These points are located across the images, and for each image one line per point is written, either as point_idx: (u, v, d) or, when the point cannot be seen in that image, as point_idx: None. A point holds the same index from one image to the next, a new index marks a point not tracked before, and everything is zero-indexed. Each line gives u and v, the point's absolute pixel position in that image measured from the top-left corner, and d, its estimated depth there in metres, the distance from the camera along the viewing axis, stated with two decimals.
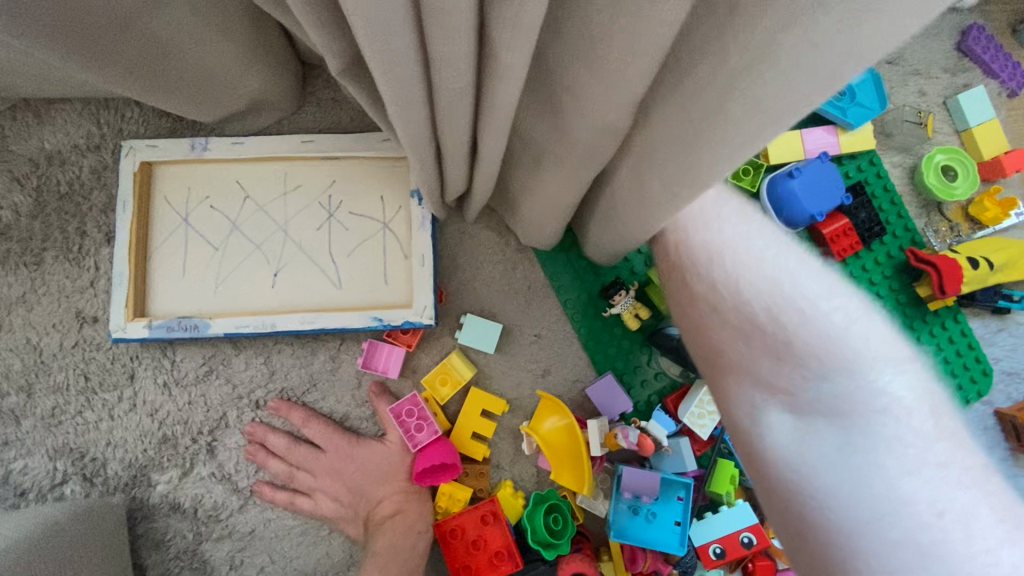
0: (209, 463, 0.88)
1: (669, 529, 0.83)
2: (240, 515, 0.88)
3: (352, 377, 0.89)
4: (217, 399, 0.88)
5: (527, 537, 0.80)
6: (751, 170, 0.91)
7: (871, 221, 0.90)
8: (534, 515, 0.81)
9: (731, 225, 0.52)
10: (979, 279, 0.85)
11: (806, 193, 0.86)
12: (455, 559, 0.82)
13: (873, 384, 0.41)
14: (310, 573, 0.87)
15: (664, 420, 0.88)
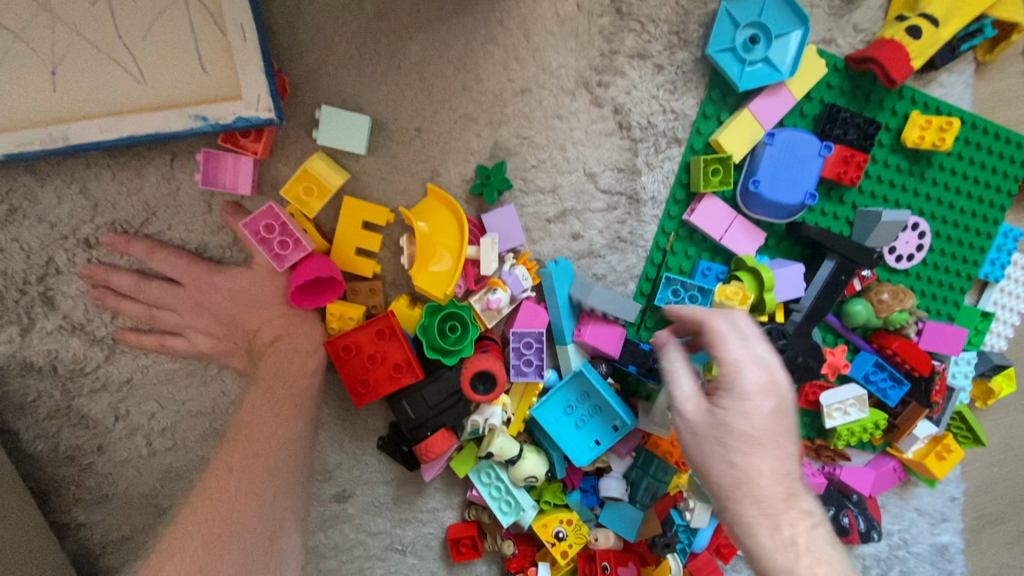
0: (52, 315, 0.75)
1: (586, 445, 0.83)
2: (109, 366, 0.78)
3: (199, 200, 0.74)
4: (35, 242, 0.72)
5: (423, 348, 0.75)
6: (720, 168, 0.80)
7: (861, 138, 0.84)
8: (427, 329, 0.75)
9: (762, 450, 0.57)
10: (931, 41, 0.79)
11: (776, 174, 0.78)
12: (352, 374, 0.75)
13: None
14: (206, 412, 0.82)
15: (562, 273, 0.82)
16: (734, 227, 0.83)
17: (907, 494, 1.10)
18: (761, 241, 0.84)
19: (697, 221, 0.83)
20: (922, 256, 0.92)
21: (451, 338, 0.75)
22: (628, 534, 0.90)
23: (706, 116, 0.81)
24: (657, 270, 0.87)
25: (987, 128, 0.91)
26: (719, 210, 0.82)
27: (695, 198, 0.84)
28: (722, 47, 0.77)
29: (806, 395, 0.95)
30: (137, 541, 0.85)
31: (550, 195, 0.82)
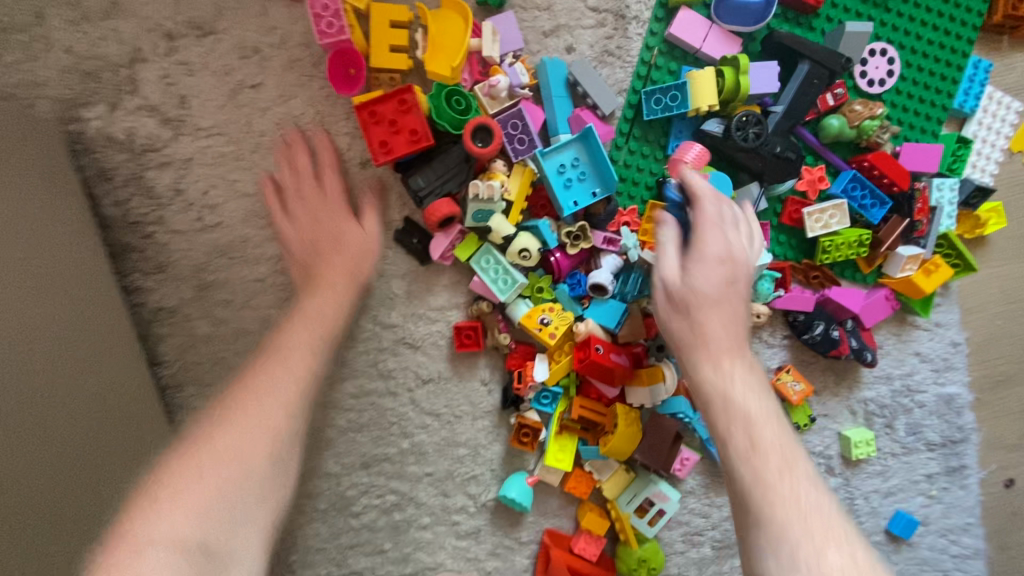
0: (134, 96, 0.92)
1: (569, 198, 0.93)
2: (175, 145, 0.94)
3: (257, 4, 0.91)
4: (128, 34, 0.91)
5: (433, 118, 0.89)
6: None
7: None
8: (437, 108, 0.89)
9: (760, 425, 0.74)
10: None
11: None
12: (374, 139, 0.89)
13: (775, 439, 0.74)
14: (251, 195, 0.96)
15: (557, 71, 0.94)
16: (710, 36, 0.94)
17: (905, 337, 1.12)
18: (738, 48, 0.95)
19: (677, 32, 0.94)
20: (893, 80, 0.99)
21: (461, 112, 0.89)
22: (614, 325, 0.97)
23: None
24: (643, 85, 0.98)
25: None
26: (695, 21, 0.94)
27: (672, 16, 0.96)
28: None
29: (789, 212, 1.01)
30: (184, 311, 0.98)
31: (546, 12, 0.96)
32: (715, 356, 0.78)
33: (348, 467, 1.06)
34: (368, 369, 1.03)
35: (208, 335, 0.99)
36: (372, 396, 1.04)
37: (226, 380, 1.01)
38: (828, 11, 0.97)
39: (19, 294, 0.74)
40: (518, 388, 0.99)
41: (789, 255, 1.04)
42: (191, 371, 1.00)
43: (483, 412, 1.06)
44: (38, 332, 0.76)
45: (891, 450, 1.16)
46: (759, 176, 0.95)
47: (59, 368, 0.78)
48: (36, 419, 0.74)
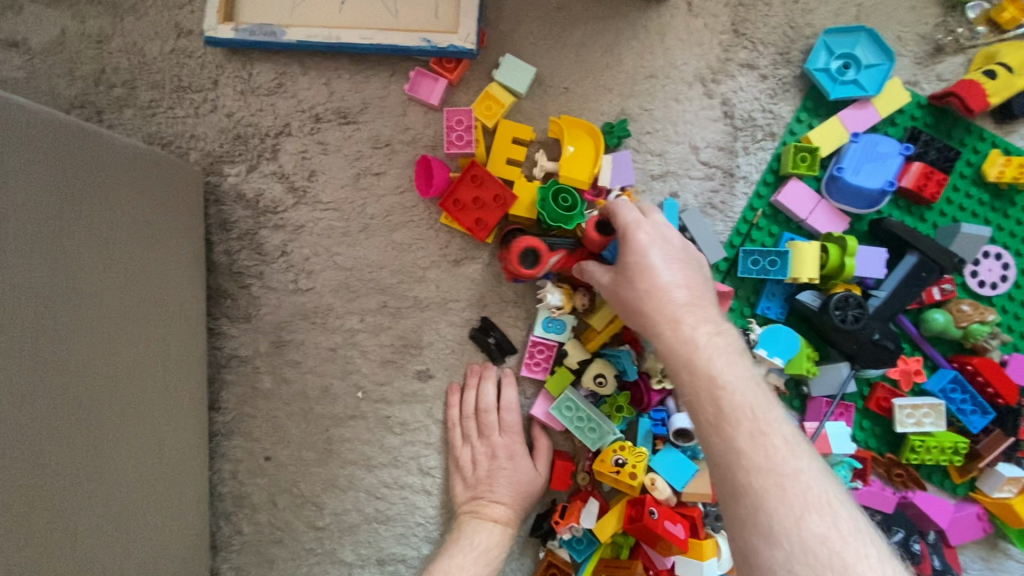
0: (272, 162, 1.02)
1: None
2: (293, 211, 1.01)
3: (399, 105, 1.01)
4: (283, 110, 1.02)
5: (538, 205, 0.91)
6: (808, 157, 0.95)
7: (938, 159, 0.95)
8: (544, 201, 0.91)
9: (770, 460, 0.60)
10: (1005, 86, 0.93)
11: (860, 172, 0.93)
12: (465, 214, 0.94)
13: (791, 464, 0.60)
14: (345, 268, 1.01)
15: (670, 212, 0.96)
16: (818, 210, 0.95)
17: (995, 566, 0.98)
18: (845, 226, 0.95)
19: (784, 200, 0.95)
20: (1006, 287, 0.95)
21: (569, 206, 0.91)
22: (680, 481, 0.91)
23: (797, 122, 0.99)
24: (741, 241, 0.98)
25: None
26: (805, 193, 0.95)
27: (782, 182, 0.98)
28: (818, 67, 0.97)
29: (878, 399, 0.95)
30: (255, 362, 1.01)
31: (657, 157, 1.00)
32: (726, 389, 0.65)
33: (363, 559, 1.00)
34: (409, 461, 1.01)
35: (270, 391, 1.01)
36: (404, 490, 1.00)
37: (272, 439, 1.01)
38: (943, 206, 0.97)
39: (121, 327, 0.79)
40: (557, 522, 0.92)
41: (871, 444, 0.97)
42: (244, 422, 1.01)
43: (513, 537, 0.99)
44: (129, 369, 0.80)
45: None
46: (850, 357, 0.91)
47: (137, 409, 0.82)
48: (109, 457, 0.76)
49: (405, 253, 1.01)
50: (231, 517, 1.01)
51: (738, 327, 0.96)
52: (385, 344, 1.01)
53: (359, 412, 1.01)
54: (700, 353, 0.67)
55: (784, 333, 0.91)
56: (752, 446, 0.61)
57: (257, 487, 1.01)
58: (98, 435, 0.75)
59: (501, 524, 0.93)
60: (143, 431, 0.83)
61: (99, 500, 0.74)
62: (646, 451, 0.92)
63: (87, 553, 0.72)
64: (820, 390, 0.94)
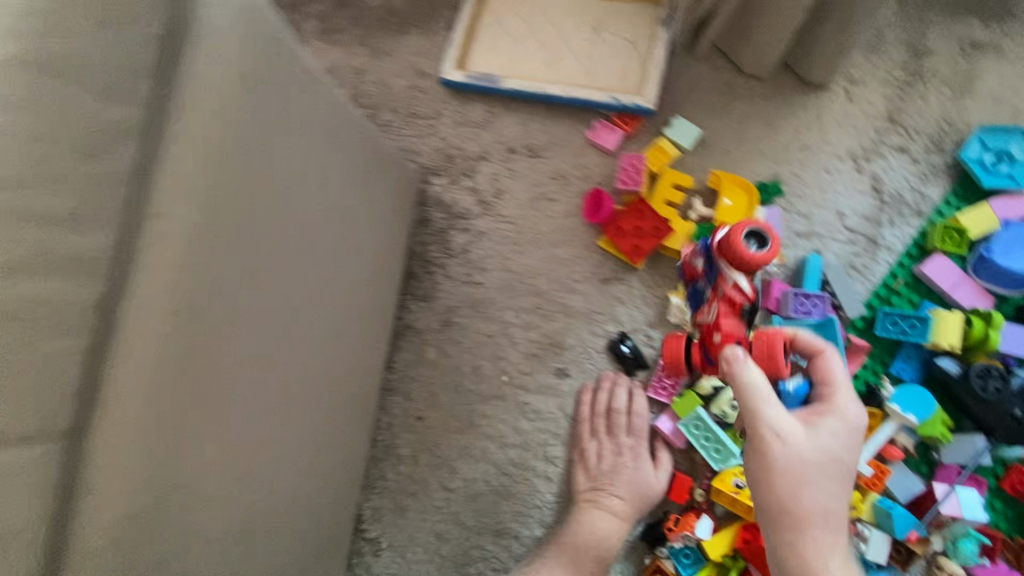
0: (469, 179, 1.25)
1: None
2: (478, 219, 1.24)
3: (580, 146, 1.21)
4: (485, 139, 1.26)
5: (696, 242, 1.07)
6: (956, 236, 1.03)
7: None
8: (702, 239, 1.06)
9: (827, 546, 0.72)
10: None
11: (1011, 254, 0.98)
12: (626, 240, 1.11)
13: (837, 551, 0.73)
14: (513, 271, 1.20)
15: (812, 267, 1.06)
16: (962, 286, 1.01)
17: None
18: (990, 304, 1.00)
19: (928, 272, 1.02)
20: None
21: None
22: None
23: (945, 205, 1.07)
24: (879, 303, 1.05)
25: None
26: (950, 267, 1.02)
27: (926, 256, 1.05)
28: (971, 158, 1.06)
29: (1012, 480, 0.94)
30: (424, 336, 1.21)
31: (803, 218, 1.11)
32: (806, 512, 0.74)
33: (483, 526, 1.13)
34: (538, 447, 1.13)
35: (432, 362, 1.20)
36: (529, 472, 1.13)
37: (426, 403, 1.19)
38: None
39: None
40: (670, 529, 1.01)
41: (1004, 526, 0.96)
42: (405, 385, 1.20)
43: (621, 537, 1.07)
44: None
45: None
46: (986, 430, 0.95)
47: None
48: None
49: (565, 267, 1.18)
50: (380, 464, 1.18)
51: (869, 383, 1.01)
52: (534, 341, 1.17)
53: (502, 394, 1.16)
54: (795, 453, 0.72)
55: (921, 393, 0.96)
56: (807, 521, 0.73)
57: (406, 442, 1.18)
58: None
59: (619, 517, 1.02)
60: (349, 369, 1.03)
61: None
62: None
63: None
64: (952, 459, 0.96)
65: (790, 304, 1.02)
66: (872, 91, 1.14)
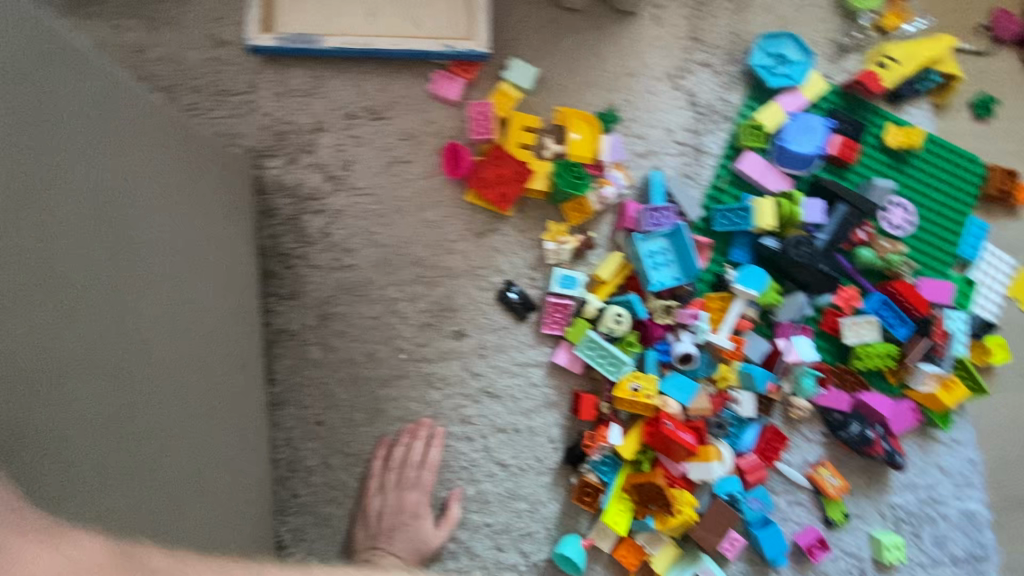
0: (310, 155, 1.14)
1: (656, 280, 1.11)
2: (331, 197, 1.13)
3: (423, 101, 1.16)
4: (317, 110, 1.14)
5: (556, 180, 1.11)
6: (758, 133, 1.20)
7: (853, 131, 1.22)
8: (559, 174, 1.11)
9: None
10: (892, 73, 1.24)
11: (796, 142, 1.18)
12: (492, 189, 1.11)
13: None
14: (384, 245, 1.14)
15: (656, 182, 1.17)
16: (769, 175, 1.19)
17: (927, 448, 1.23)
18: (792, 186, 1.19)
19: (744, 168, 1.19)
20: (911, 227, 1.22)
21: (580, 177, 1.12)
22: (686, 399, 1.10)
23: (748, 108, 1.23)
24: (713, 202, 1.21)
25: (950, 148, 1.27)
26: (758, 161, 1.19)
27: (740, 154, 1.22)
28: (758, 64, 1.22)
29: (828, 322, 1.18)
30: (304, 335, 1.11)
31: (641, 139, 1.21)
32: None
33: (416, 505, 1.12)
34: (451, 412, 1.14)
35: (319, 360, 1.11)
36: (449, 440, 1.14)
37: (323, 404, 1.11)
38: (861, 169, 1.24)
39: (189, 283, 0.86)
40: (587, 447, 1.09)
41: (827, 359, 1.20)
42: (295, 391, 1.10)
43: (546, 468, 1.15)
44: (191, 327, 0.86)
45: (920, 560, 1.21)
46: (804, 288, 1.16)
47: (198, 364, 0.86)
48: (190, 400, 0.83)
49: (436, 230, 1.15)
50: (288, 482, 1.09)
51: (717, 273, 1.17)
52: (422, 310, 1.14)
53: (403, 371, 1.13)
54: None
55: (756, 272, 1.13)
56: None
57: (311, 450, 1.10)
58: (189, 390, 0.83)
59: None
60: (220, 389, 0.92)
61: (189, 439, 0.81)
62: (655, 377, 1.10)
63: (180, 491, 0.78)
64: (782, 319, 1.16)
65: (646, 219, 1.14)
66: (674, 13, 1.25)
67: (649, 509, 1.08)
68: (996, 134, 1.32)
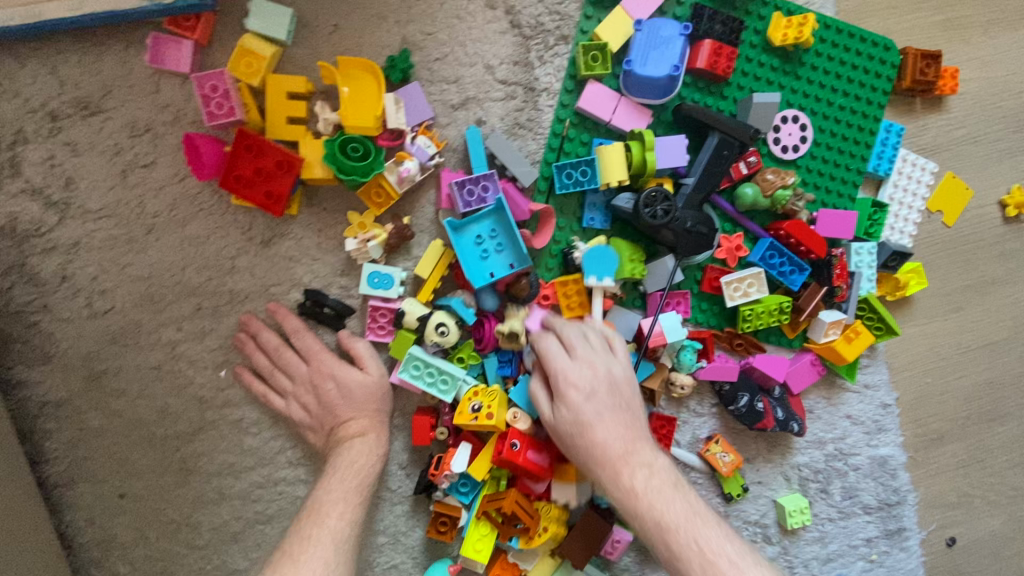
0: (16, 178, 0.87)
1: (483, 274, 0.90)
2: (60, 229, 0.88)
3: (148, 80, 0.87)
4: (9, 115, 0.86)
5: (329, 164, 0.85)
6: (599, 55, 0.91)
7: (726, 33, 0.94)
8: (333, 156, 0.84)
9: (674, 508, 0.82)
10: None
11: (649, 65, 0.90)
12: (253, 188, 0.86)
13: (653, 482, 0.83)
14: (146, 278, 0.91)
15: (474, 142, 0.92)
16: (620, 109, 0.93)
17: (835, 399, 1.09)
18: (649, 121, 0.94)
19: (585, 105, 0.93)
20: (805, 146, 0.98)
21: (362, 156, 0.86)
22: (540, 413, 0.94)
23: (589, 20, 0.94)
24: (555, 156, 0.95)
25: (853, 34, 0.99)
26: (603, 93, 0.93)
27: (582, 86, 0.94)
28: None
29: (708, 280, 0.99)
30: (74, 402, 0.92)
31: (453, 85, 0.93)
32: (632, 485, 0.82)
33: (257, 562, 0.98)
34: (276, 457, 0.96)
35: (100, 427, 0.93)
36: (281, 485, 0.97)
37: (120, 474, 0.94)
38: (739, 80, 0.97)
39: None
40: (433, 474, 0.94)
41: (712, 322, 1.02)
42: (83, 467, 0.93)
43: (401, 497, 1.00)
44: None
45: (828, 516, 1.12)
46: (673, 250, 0.94)
47: None
48: None
49: (207, 247, 0.91)
50: (103, 562, 0.95)
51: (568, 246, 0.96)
52: (213, 348, 0.93)
53: (207, 422, 0.94)
54: (626, 455, 0.83)
55: (604, 254, 0.90)
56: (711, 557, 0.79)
57: (120, 526, 0.95)
58: None
59: (365, 436, 0.93)
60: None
61: None
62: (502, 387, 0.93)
63: None
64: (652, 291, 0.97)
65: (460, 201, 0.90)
66: None
67: (514, 528, 0.94)
68: (915, 4, 1.03)
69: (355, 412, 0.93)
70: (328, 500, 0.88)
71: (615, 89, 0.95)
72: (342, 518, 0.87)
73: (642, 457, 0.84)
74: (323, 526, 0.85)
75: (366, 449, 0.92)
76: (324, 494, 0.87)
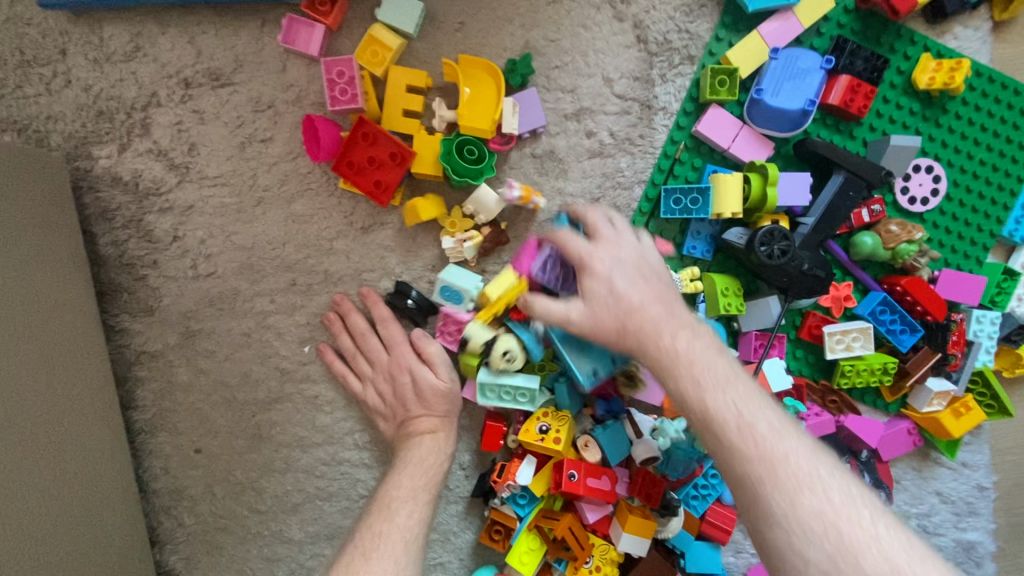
0: (145, 139, 0.91)
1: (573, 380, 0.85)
2: (178, 191, 0.92)
3: (278, 60, 0.90)
4: (147, 78, 0.90)
5: (443, 163, 0.85)
6: (727, 80, 0.88)
7: (868, 67, 0.88)
8: (448, 155, 0.84)
9: (769, 436, 0.62)
10: None
11: (777, 106, 0.88)
12: (363, 177, 0.87)
13: (771, 433, 0.62)
14: (248, 248, 0.94)
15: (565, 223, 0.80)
16: (740, 137, 0.90)
17: (925, 472, 1.01)
18: (770, 152, 0.91)
19: (704, 131, 0.89)
20: (936, 202, 0.91)
21: (476, 158, 0.85)
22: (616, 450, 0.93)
23: (719, 44, 0.91)
24: (664, 179, 0.93)
25: (1007, 83, 0.91)
26: (725, 120, 0.89)
27: (702, 111, 0.91)
28: None
29: (809, 328, 0.94)
30: (167, 357, 0.96)
31: (570, 94, 0.92)
32: (768, 485, 0.59)
33: (312, 535, 1.00)
34: (344, 437, 0.98)
35: (187, 384, 0.96)
36: (344, 466, 0.99)
37: (198, 430, 0.98)
38: (873, 120, 0.92)
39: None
40: (495, 482, 0.92)
41: (804, 371, 0.97)
42: (165, 418, 0.97)
43: (458, 496, 1.00)
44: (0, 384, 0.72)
45: None
46: (783, 290, 0.91)
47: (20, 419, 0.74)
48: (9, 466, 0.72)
49: (309, 225, 0.94)
50: (171, 511, 0.99)
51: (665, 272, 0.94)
52: (300, 324, 0.96)
53: (284, 394, 0.97)
54: (709, 382, 0.65)
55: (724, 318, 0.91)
56: (786, 460, 0.60)
57: (192, 480, 0.99)
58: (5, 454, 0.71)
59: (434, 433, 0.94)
60: (58, 439, 0.80)
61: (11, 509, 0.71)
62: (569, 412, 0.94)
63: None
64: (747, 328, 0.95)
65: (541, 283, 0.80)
66: None
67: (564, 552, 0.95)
68: None
69: (426, 409, 0.94)
70: (400, 498, 0.87)
71: (737, 116, 0.92)
72: (410, 517, 0.86)
73: (758, 402, 0.65)
74: (392, 523, 0.84)
75: (435, 448, 0.92)
76: (395, 491, 0.87)
